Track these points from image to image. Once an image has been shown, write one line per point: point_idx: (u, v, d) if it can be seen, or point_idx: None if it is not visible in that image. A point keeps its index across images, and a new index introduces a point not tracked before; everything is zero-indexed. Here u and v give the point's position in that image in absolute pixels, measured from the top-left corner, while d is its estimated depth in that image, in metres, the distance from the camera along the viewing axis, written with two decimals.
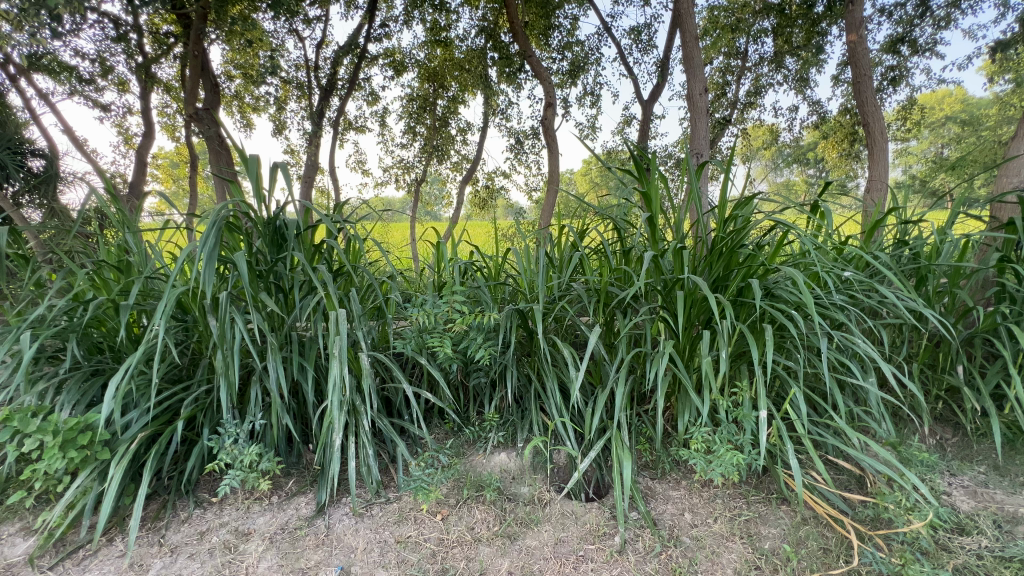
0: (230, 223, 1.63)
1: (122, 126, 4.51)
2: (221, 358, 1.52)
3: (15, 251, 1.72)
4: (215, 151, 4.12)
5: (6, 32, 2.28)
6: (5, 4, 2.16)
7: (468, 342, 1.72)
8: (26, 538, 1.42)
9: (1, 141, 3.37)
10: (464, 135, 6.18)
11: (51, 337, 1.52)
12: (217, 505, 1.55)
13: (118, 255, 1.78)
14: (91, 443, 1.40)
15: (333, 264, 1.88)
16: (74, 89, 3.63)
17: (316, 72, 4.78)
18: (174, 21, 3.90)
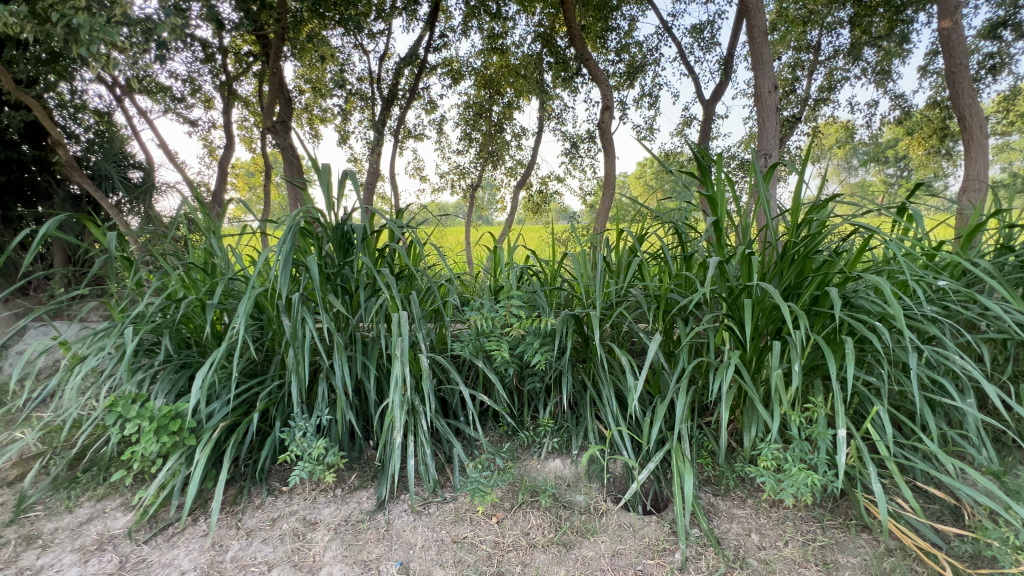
0: (303, 229, 1.73)
1: (207, 139, 4.91)
2: (293, 355, 1.61)
3: (120, 253, 1.92)
4: (289, 161, 4.38)
5: (114, 57, 2.54)
6: (114, 31, 2.41)
7: (525, 347, 1.72)
8: (125, 512, 1.58)
9: (108, 155, 3.78)
10: (519, 140, 6.22)
11: (148, 331, 1.69)
12: (287, 494, 1.65)
13: (204, 258, 1.94)
14: (180, 429, 1.53)
15: (394, 267, 1.95)
16: (169, 107, 4.01)
17: (379, 84, 4.98)
18: (254, 42, 4.20)
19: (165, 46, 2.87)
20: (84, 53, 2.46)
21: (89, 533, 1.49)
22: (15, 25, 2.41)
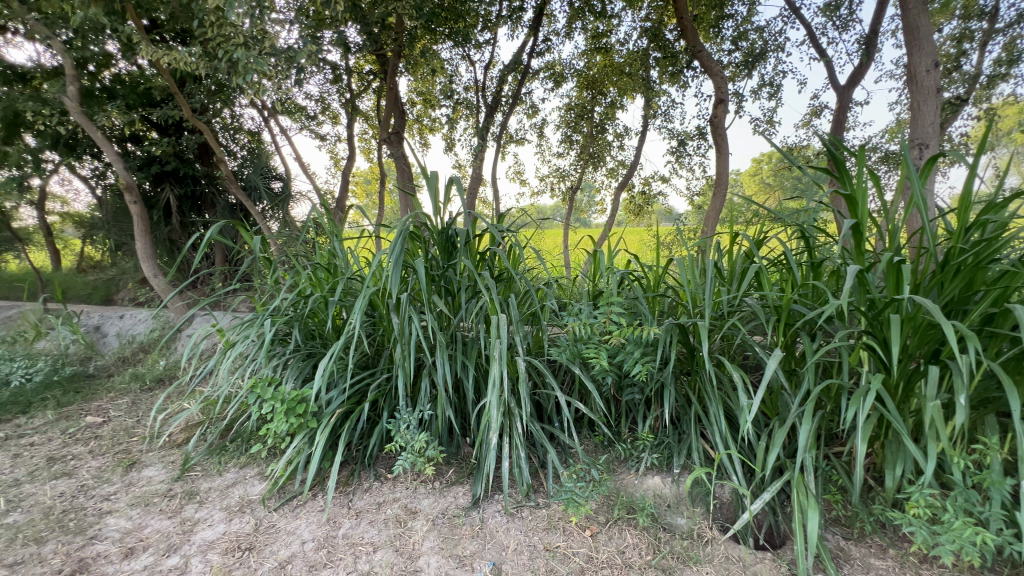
0: (412, 233, 1.84)
1: (334, 152, 5.47)
2: (400, 351, 1.72)
3: (263, 254, 2.21)
4: (401, 169, 4.70)
5: (264, 84, 2.93)
6: (266, 61, 2.77)
7: (624, 357, 1.65)
8: (261, 481, 1.80)
9: (257, 169, 4.39)
10: (622, 140, 6.03)
11: (283, 323, 1.92)
12: (392, 481, 1.76)
13: (329, 259, 2.15)
14: (304, 413, 1.71)
15: (494, 270, 1.99)
16: (304, 125, 4.54)
17: (484, 92, 5.16)
18: (374, 61, 4.59)
19: (303, 72, 3.25)
20: (241, 82, 2.87)
21: (233, 496, 1.73)
22: (193, 63, 2.89)
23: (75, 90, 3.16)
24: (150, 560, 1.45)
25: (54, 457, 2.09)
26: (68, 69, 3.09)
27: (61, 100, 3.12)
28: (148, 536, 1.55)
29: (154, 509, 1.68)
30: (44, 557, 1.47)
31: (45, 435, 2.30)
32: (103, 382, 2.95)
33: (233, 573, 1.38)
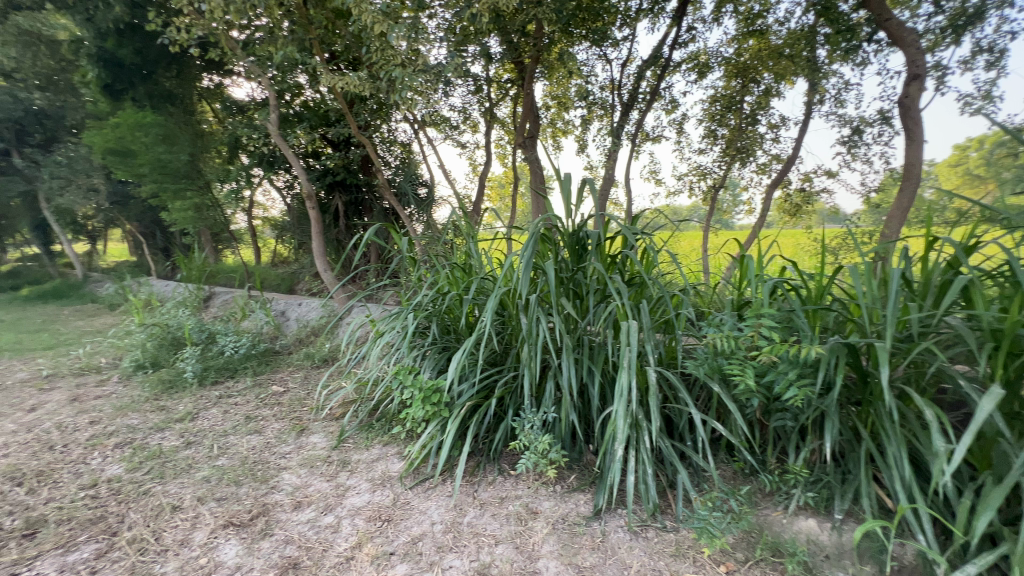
0: (543, 235, 1.86)
1: (473, 159, 5.81)
2: (527, 350, 1.75)
3: (409, 254, 2.43)
4: (535, 172, 4.79)
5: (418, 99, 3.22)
6: (420, 78, 3.05)
7: (774, 377, 1.45)
8: (399, 460, 1.98)
9: (407, 177, 4.87)
10: (777, 131, 5.35)
11: (423, 318, 2.09)
12: (514, 478, 1.79)
13: (464, 260, 2.28)
14: (439, 402, 1.84)
15: (626, 274, 1.91)
16: (448, 134, 4.90)
17: (620, 90, 5.00)
18: (512, 70, 4.76)
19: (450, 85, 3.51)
20: (398, 98, 3.20)
21: (377, 470, 1.94)
22: (361, 85, 3.30)
23: (276, 117, 3.85)
24: (312, 514, 1.68)
25: (250, 415, 2.58)
26: (271, 100, 3.77)
27: (266, 126, 3.82)
28: (311, 494, 1.80)
29: (317, 471, 1.96)
30: (240, 497, 1.80)
31: (245, 396, 2.85)
32: (285, 358, 3.55)
33: (374, 540, 1.53)
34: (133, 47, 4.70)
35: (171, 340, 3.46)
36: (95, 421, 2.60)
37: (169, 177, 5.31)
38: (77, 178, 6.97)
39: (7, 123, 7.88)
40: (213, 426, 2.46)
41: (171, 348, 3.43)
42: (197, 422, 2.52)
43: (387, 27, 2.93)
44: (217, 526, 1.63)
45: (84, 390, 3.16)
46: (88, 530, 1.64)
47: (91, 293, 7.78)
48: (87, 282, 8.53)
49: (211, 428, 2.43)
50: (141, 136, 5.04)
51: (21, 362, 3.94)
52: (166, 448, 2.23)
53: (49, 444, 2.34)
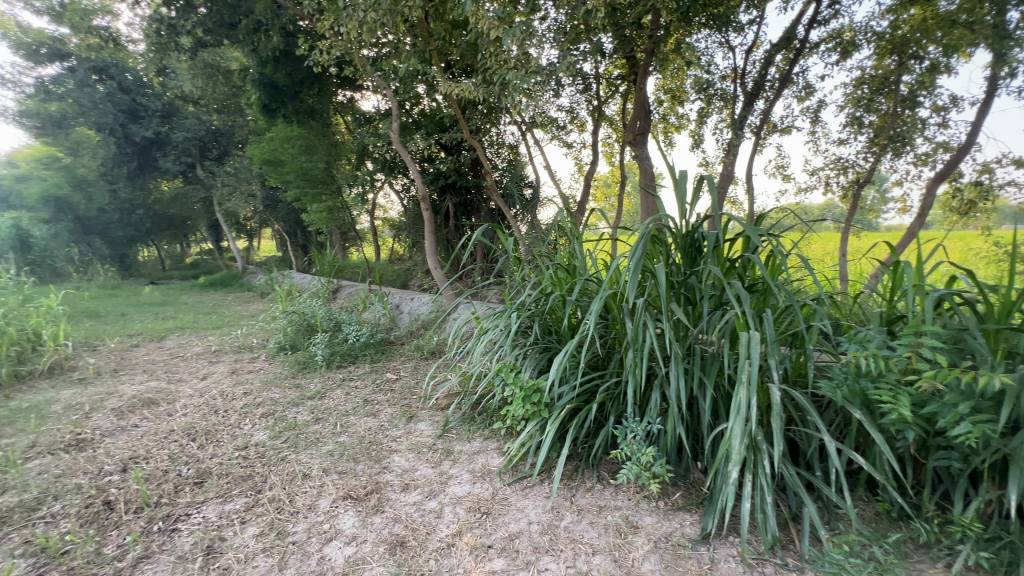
0: (653, 236, 1.77)
1: (579, 158, 5.70)
2: (632, 357, 1.68)
3: (514, 254, 2.48)
4: (644, 171, 4.58)
5: (529, 100, 3.26)
6: (531, 80, 3.08)
7: (938, 409, 1.22)
8: (498, 456, 2.03)
9: (514, 178, 4.96)
10: (944, 115, 4.51)
11: (526, 317, 2.12)
12: (613, 487, 1.74)
13: (569, 261, 2.26)
14: (539, 402, 1.86)
15: (746, 279, 1.74)
16: (555, 135, 4.89)
17: (743, 79, 4.60)
18: (624, 66, 4.61)
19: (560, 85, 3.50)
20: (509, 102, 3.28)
21: (477, 462, 2.00)
22: (476, 91, 3.43)
23: (397, 126, 4.18)
24: (418, 498, 1.79)
25: (367, 399, 2.83)
26: (393, 111, 4.10)
27: (388, 135, 4.16)
28: (418, 478, 1.92)
29: (423, 457, 2.08)
30: (358, 473, 1.98)
31: (364, 381, 3.14)
32: (398, 348, 3.85)
33: (473, 531, 1.57)
34: (285, 70, 5.32)
35: (306, 326, 3.94)
36: (248, 392, 3.04)
37: (309, 183, 6.05)
38: (240, 185, 8.26)
39: (193, 139, 9.78)
40: (338, 405, 2.74)
41: (305, 333, 3.90)
42: (324, 401, 2.83)
43: (502, 32, 3.00)
44: (338, 497, 1.80)
45: (240, 365, 3.73)
46: (240, 486, 1.92)
47: (247, 282, 9.19)
48: (245, 273, 10.10)
49: (336, 407, 2.71)
50: (290, 148, 5.81)
51: (197, 338, 4.77)
52: (300, 421, 2.54)
53: (214, 409, 2.79)
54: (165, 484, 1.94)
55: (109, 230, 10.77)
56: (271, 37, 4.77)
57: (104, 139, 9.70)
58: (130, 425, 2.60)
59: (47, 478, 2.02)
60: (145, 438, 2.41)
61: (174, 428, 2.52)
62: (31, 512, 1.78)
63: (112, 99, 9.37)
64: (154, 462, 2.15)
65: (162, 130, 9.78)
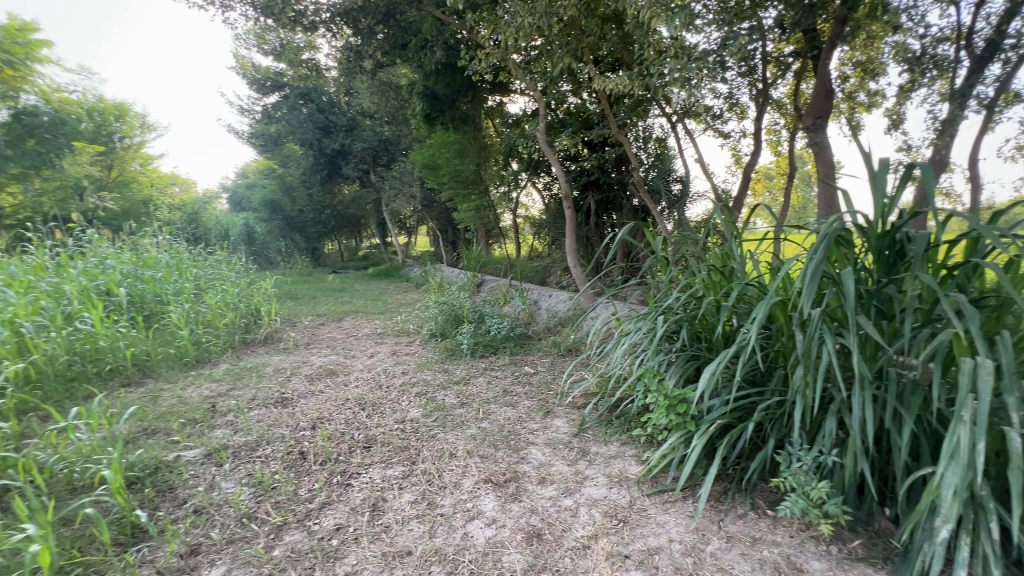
0: (837, 236, 1.52)
1: (736, 149, 5.14)
2: (802, 374, 1.47)
3: (662, 254, 2.35)
4: (824, 160, 3.93)
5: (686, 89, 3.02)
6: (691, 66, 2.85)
7: None
8: (637, 465, 1.95)
9: (661, 172, 4.70)
10: None
11: (673, 322, 2.00)
12: (771, 520, 1.54)
13: (725, 262, 2.06)
14: (685, 413, 1.76)
15: (970, 292, 1.39)
16: (709, 125, 4.49)
17: (970, 39, 3.66)
18: (799, 40, 4.02)
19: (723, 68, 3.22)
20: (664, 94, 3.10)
21: (615, 467, 1.95)
22: (629, 84, 3.30)
23: (544, 126, 4.28)
24: (553, 492, 1.81)
25: (507, 389, 2.96)
26: (541, 111, 4.20)
27: (535, 135, 4.29)
28: (554, 473, 1.94)
29: (559, 454, 2.10)
30: (498, 459, 2.09)
31: (504, 371, 3.30)
32: (536, 343, 3.96)
33: (610, 536, 1.54)
34: (445, 81, 5.82)
35: (454, 317, 4.28)
36: (405, 372, 3.43)
37: (461, 184, 6.56)
38: (404, 188, 9.33)
39: (369, 149, 11.31)
40: (481, 392, 2.93)
41: (453, 322, 4.25)
42: (468, 386, 3.05)
43: (662, 18, 2.83)
44: (480, 479, 1.93)
45: (400, 347, 4.22)
46: (398, 455, 2.17)
47: (405, 274, 10.37)
48: (404, 265, 11.39)
49: (479, 394, 2.89)
50: (446, 152, 6.36)
51: (367, 321, 5.55)
52: (448, 403, 2.77)
53: (379, 383, 3.21)
54: (343, 444, 2.29)
55: (306, 228, 13.45)
56: (435, 52, 5.25)
57: (306, 152, 11.78)
58: (317, 391, 3.12)
59: (262, 426, 2.54)
60: (329, 402, 2.88)
61: (349, 397, 2.95)
62: (252, 450, 2.26)
63: (312, 118, 11.32)
64: (335, 424, 2.55)
65: (346, 142, 11.51)
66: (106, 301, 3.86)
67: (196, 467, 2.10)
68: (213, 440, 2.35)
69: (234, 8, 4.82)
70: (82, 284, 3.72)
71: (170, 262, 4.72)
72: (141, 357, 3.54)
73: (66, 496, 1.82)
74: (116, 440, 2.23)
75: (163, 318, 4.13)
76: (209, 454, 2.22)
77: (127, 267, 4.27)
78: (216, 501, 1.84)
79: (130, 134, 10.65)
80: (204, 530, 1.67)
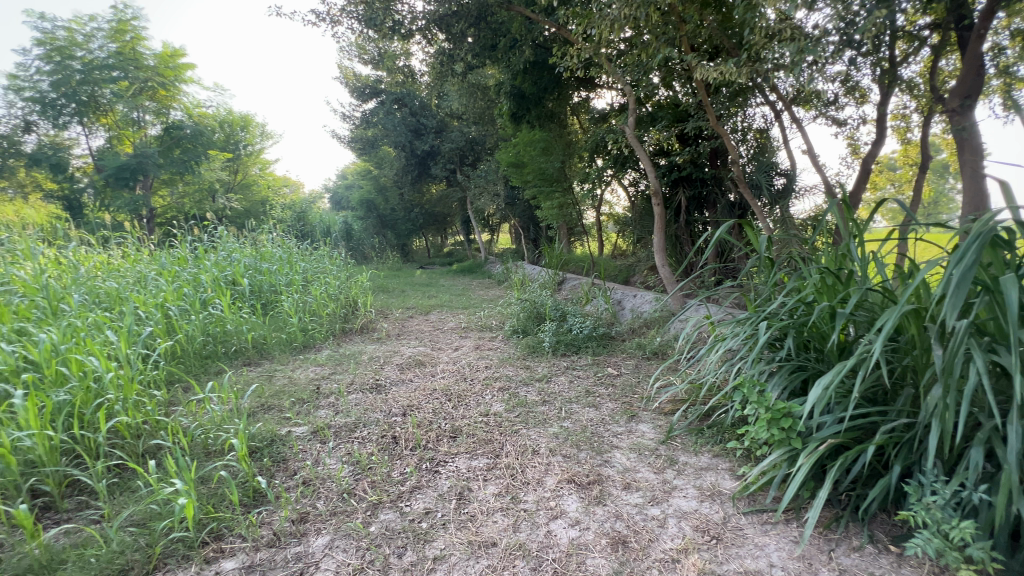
0: (992, 237, 1.30)
1: (854, 138, 4.61)
2: (939, 395, 1.28)
3: (766, 254, 2.17)
4: (968, 148, 3.41)
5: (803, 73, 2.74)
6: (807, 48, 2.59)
7: None
8: (732, 480, 1.83)
9: (762, 166, 4.35)
10: None
11: (778, 328, 1.85)
12: (895, 557, 1.36)
13: (842, 265, 1.85)
14: (790, 428, 1.61)
15: None
16: (821, 112, 4.07)
17: None
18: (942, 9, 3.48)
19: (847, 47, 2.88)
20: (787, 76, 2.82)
21: (706, 480, 1.85)
22: (735, 72, 3.06)
23: (633, 120, 4.14)
24: (640, 500, 1.75)
25: (589, 390, 2.92)
26: (630, 105, 4.08)
27: (624, 129, 4.17)
28: (640, 480, 1.88)
29: (645, 460, 2.03)
30: (581, 460, 2.07)
31: (587, 371, 3.26)
32: (619, 344, 3.86)
33: (701, 553, 1.46)
34: (532, 79, 5.86)
35: (536, 314, 4.32)
36: (489, 366, 3.52)
37: (545, 182, 6.54)
38: (489, 186, 9.55)
39: (456, 149, 11.72)
40: (563, 391, 2.91)
41: (535, 320, 4.28)
42: (550, 384, 3.05)
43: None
44: (563, 478, 1.92)
45: (483, 342, 4.33)
46: (483, 447, 2.23)
47: (488, 271, 10.62)
48: (486, 262, 11.67)
49: (561, 393, 2.88)
50: (532, 150, 6.39)
51: (452, 315, 5.77)
52: (530, 400, 2.79)
53: (464, 376, 3.33)
54: (431, 432, 2.40)
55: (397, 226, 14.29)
56: (524, 51, 5.29)
57: (399, 153, 12.50)
58: (406, 380, 3.31)
59: (359, 409, 2.74)
60: (418, 391, 3.03)
61: (436, 387, 3.09)
62: (352, 431, 2.45)
63: (405, 122, 11.96)
64: (424, 412, 2.68)
65: (435, 143, 12.03)
66: (233, 289, 4.39)
67: (304, 442, 2.33)
68: (318, 419, 2.59)
69: (341, 23, 5.22)
70: (214, 275, 4.29)
71: (283, 256, 5.27)
72: (260, 340, 3.99)
73: (203, 458, 2.10)
74: (241, 412, 2.54)
75: (277, 307, 4.61)
76: (315, 431, 2.44)
77: (249, 261, 4.83)
78: (321, 475, 2.02)
79: (252, 142, 12.01)
80: (312, 500, 1.84)
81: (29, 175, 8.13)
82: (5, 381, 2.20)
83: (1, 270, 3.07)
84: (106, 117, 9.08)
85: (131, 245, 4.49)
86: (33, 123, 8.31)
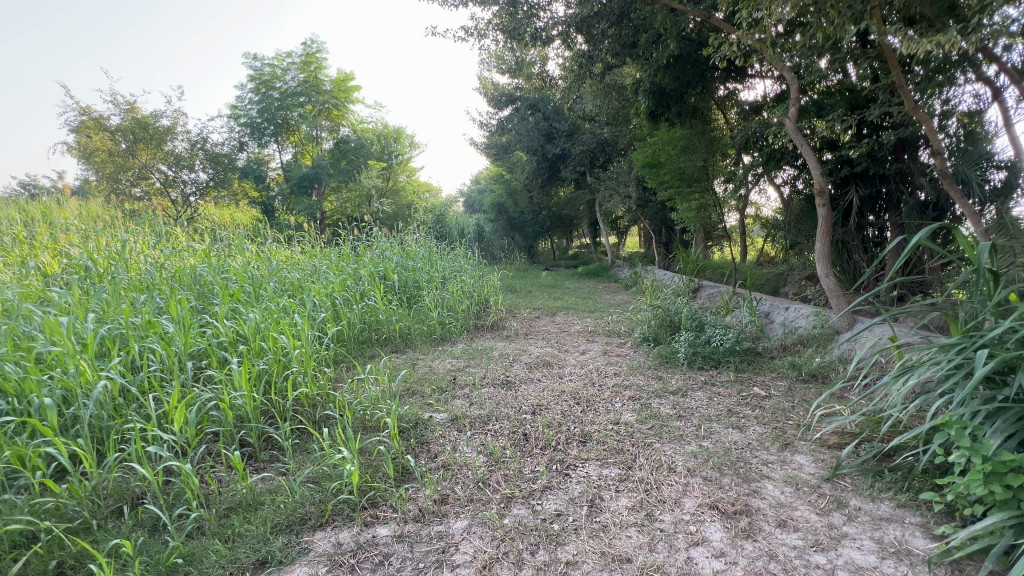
0: None
1: None
2: None
3: (987, 267, 1.74)
4: None
5: None
6: None
7: None
8: (926, 539, 1.51)
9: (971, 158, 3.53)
10: None
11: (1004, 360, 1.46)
12: None
13: None
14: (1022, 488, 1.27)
15: None
16: None
17: None
18: None
19: None
20: None
21: (888, 533, 1.55)
22: (950, 43, 2.50)
23: (794, 109, 3.68)
24: (799, 542, 1.54)
25: (732, 409, 2.66)
26: (792, 93, 3.63)
27: (784, 121, 3.72)
28: (798, 519, 1.65)
29: (805, 498, 1.77)
30: (724, 485, 1.89)
31: (728, 389, 2.97)
32: (767, 361, 3.47)
33: None
34: (674, 74, 5.53)
35: (669, 322, 4.08)
36: (617, 373, 3.42)
37: (684, 182, 6.08)
38: (620, 187, 9.31)
39: (587, 151, 11.65)
40: (701, 407, 2.70)
41: (668, 328, 4.05)
42: (686, 399, 2.85)
43: None
44: (703, 503, 1.77)
45: (611, 348, 4.22)
46: (615, 456, 2.16)
47: (614, 274, 10.38)
48: (612, 266, 11.43)
49: (698, 409, 2.68)
50: (669, 149, 6.05)
51: (578, 318, 5.75)
52: (663, 413, 2.64)
53: (592, 381, 3.28)
54: (560, 434, 2.40)
55: None
56: (667, 45, 5.03)
57: (530, 158, 12.86)
58: (535, 379, 3.38)
59: (491, 403, 2.87)
60: (547, 392, 3.07)
61: (564, 390, 3.09)
62: (485, 423, 2.57)
63: (538, 126, 12.26)
64: (553, 413, 2.70)
65: (567, 146, 12.12)
66: (385, 284, 4.95)
67: (444, 428, 2.50)
68: (455, 408, 2.76)
69: (487, 36, 5.53)
70: (371, 270, 4.88)
71: (426, 255, 5.78)
72: (406, 330, 4.40)
73: (361, 431, 2.39)
74: (391, 394, 2.83)
75: (419, 300, 5.07)
76: (453, 419, 2.61)
77: (398, 259, 5.40)
78: (458, 461, 2.15)
79: (403, 152, 13.42)
80: (451, 483, 1.98)
81: (241, 185, 10.10)
82: (225, 350, 2.74)
83: (223, 261, 3.85)
84: (295, 136, 10.90)
85: (309, 243, 5.31)
86: (245, 143, 10.31)
